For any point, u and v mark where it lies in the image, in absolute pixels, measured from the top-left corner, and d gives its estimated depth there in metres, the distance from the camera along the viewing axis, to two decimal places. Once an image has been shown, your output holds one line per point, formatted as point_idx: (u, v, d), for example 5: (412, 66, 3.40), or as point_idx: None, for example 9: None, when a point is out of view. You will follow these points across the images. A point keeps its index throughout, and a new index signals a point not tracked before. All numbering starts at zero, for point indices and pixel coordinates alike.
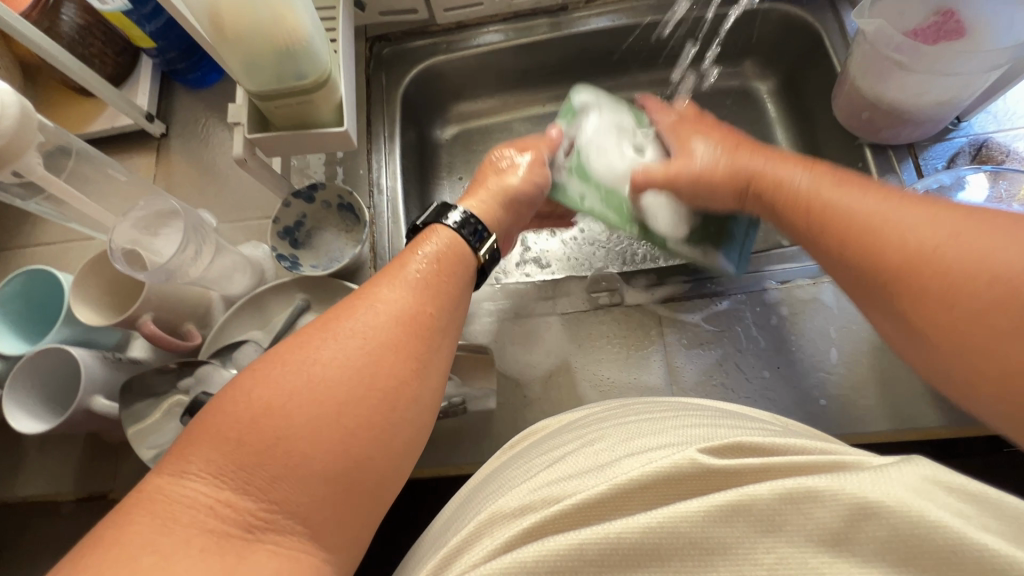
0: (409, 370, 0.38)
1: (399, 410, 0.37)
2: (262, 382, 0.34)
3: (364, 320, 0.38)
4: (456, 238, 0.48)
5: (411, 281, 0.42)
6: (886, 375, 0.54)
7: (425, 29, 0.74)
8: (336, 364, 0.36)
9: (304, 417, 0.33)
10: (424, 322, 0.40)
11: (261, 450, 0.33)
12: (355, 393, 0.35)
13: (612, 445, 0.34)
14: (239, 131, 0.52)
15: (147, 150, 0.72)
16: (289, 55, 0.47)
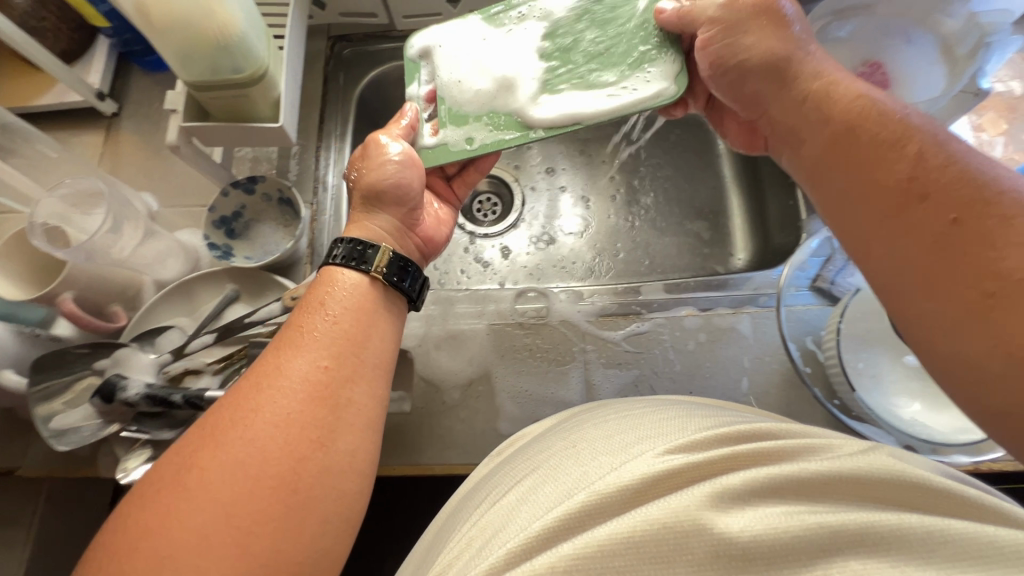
0: (311, 443, 0.36)
1: (307, 481, 0.35)
2: (180, 476, 0.34)
3: (279, 385, 0.38)
4: (362, 280, 0.45)
5: (334, 319, 0.42)
6: (793, 409, 0.55)
7: (387, 33, 0.75)
8: (246, 438, 0.35)
9: (201, 511, 0.33)
10: (343, 367, 0.40)
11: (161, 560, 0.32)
12: (250, 481, 0.34)
13: (570, 449, 0.35)
14: (173, 119, 0.53)
15: (97, 129, 0.72)
16: (223, 48, 0.47)
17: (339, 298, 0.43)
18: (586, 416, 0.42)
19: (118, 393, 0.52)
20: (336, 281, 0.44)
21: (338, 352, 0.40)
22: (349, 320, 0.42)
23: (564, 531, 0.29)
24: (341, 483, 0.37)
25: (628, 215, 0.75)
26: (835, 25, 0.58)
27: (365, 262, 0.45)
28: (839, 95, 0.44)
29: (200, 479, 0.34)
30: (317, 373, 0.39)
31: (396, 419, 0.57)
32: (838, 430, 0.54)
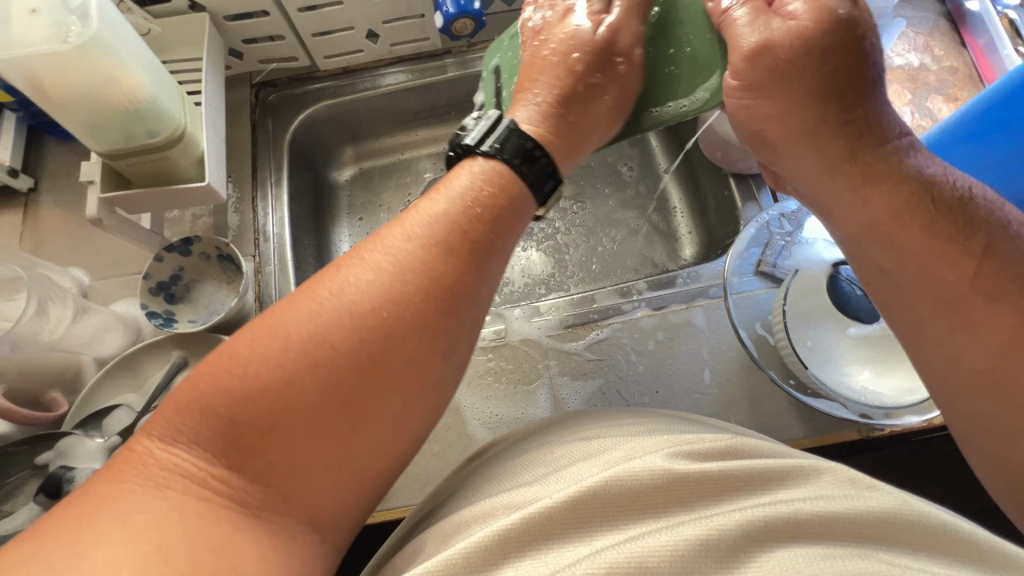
0: (418, 339, 0.36)
1: (413, 376, 0.35)
2: (279, 328, 0.34)
3: (406, 244, 0.38)
4: (494, 169, 0.43)
5: (457, 201, 0.40)
6: (754, 392, 0.57)
7: (312, 74, 0.74)
8: (351, 315, 0.35)
9: (296, 385, 0.33)
10: (472, 257, 0.39)
11: (259, 400, 0.32)
12: (363, 351, 0.34)
13: (563, 452, 0.38)
14: (92, 191, 0.51)
15: (14, 206, 0.68)
16: (134, 115, 0.46)
17: (466, 186, 0.41)
18: (571, 419, 0.44)
19: (64, 486, 0.49)
20: (470, 172, 0.42)
21: (475, 236, 0.39)
22: (488, 190, 0.41)
23: (542, 525, 0.32)
24: (443, 386, 0.38)
25: (577, 225, 0.76)
26: None
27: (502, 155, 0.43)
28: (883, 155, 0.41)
29: (289, 351, 0.33)
30: (460, 243, 0.39)
31: None
32: (798, 408, 0.56)
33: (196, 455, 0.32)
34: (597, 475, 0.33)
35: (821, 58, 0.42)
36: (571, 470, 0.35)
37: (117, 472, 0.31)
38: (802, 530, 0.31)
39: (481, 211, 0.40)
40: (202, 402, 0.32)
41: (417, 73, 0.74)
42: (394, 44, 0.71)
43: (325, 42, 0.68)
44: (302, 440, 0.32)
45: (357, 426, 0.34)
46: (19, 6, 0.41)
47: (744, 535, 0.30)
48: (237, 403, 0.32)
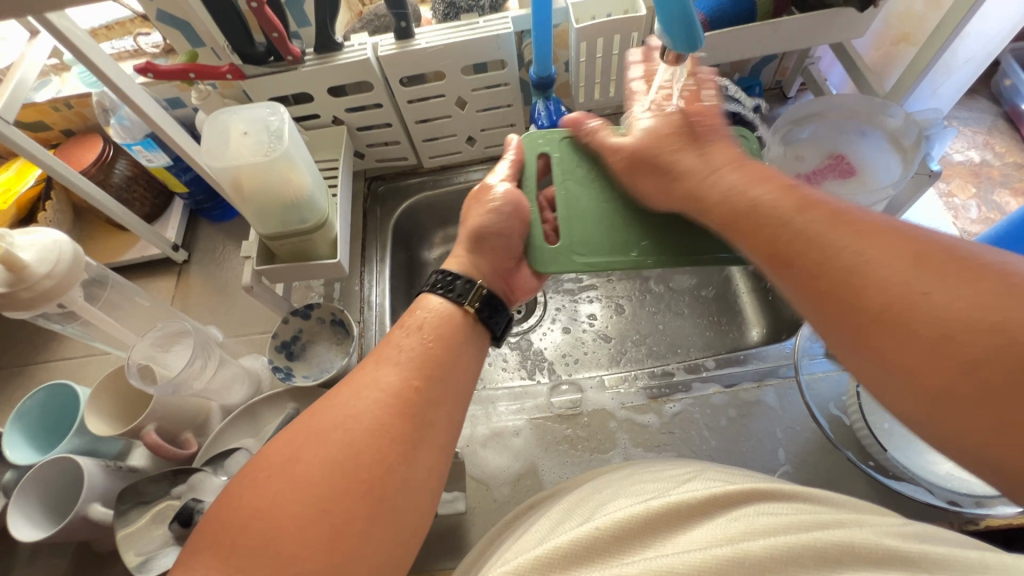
0: (398, 453, 0.42)
1: (390, 488, 0.41)
2: (295, 459, 0.40)
3: (387, 377, 0.46)
4: (449, 308, 0.54)
5: (405, 359, 0.48)
6: (832, 474, 0.57)
7: (415, 170, 0.87)
8: (348, 426, 0.42)
9: (296, 500, 0.38)
10: (410, 401, 0.45)
11: (271, 515, 0.37)
12: (348, 462, 0.40)
13: (591, 498, 0.41)
14: (248, 264, 0.62)
15: (170, 275, 0.82)
16: (292, 207, 0.57)
17: (423, 316, 0.53)
18: (619, 469, 0.46)
19: (196, 515, 0.54)
20: (428, 305, 0.54)
21: (426, 373, 0.47)
22: (438, 337, 0.51)
23: (582, 555, 0.35)
24: (421, 492, 0.43)
25: (643, 305, 0.82)
26: (795, 130, 0.68)
27: (461, 297, 0.55)
28: (744, 193, 0.47)
29: (302, 472, 0.40)
30: (407, 389, 0.46)
31: (450, 520, 0.58)
32: (880, 494, 0.55)
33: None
34: (613, 516, 0.36)
35: (671, 144, 0.54)
36: (602, 512, 0.38)
37: (188, 560, 0.37)
38: (858, 555, 0.32)
39: (433, 352, 0.49)
40: (235, 521, 0.38)
41: None
42: (488, 147, 0.83)
43: (431, 145, 0.81)
44: (295, 534, 0.37)
45: (346, 526, 0.38)
46: (236, 127, 0.54)
47: (780, 569, 0.31)
48: (237, 527, 0.37)
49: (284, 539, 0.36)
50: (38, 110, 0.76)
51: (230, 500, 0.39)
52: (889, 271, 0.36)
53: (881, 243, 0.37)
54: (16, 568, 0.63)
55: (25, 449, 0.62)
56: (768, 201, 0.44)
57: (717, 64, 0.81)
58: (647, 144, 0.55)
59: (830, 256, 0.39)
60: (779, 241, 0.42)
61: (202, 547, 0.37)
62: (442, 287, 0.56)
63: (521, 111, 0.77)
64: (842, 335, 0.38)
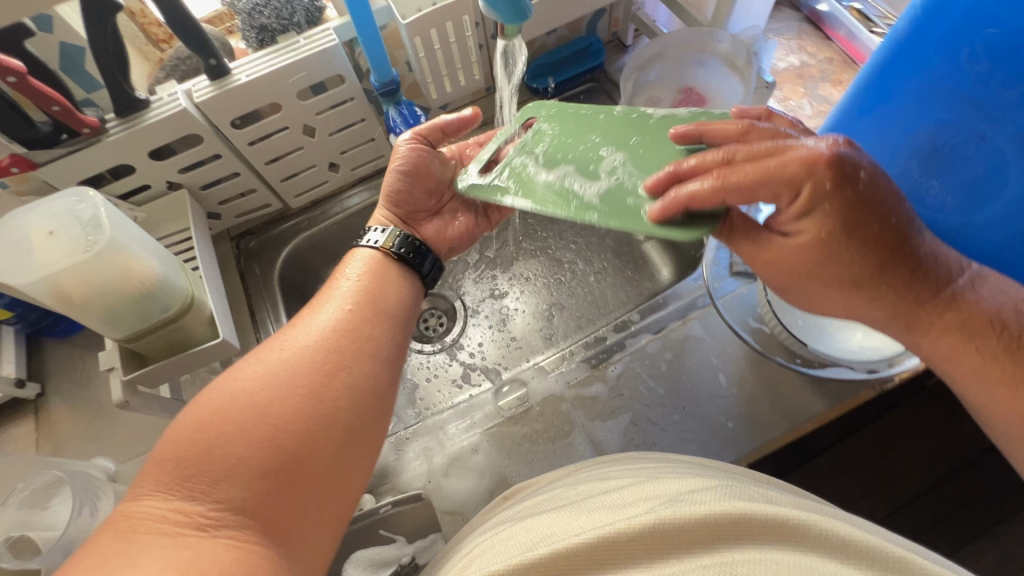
0: (338, 366, 0.45)
1: (333, 391, 0.44)
2: (231, 377, 0.43)
3: (325, 316, 0.49)
4: (377, 257, 0.55)
5: (339, 297, 0.51)
6: (770, 382, 0.61)
7: (284, 214, 0.79)
8: (286, 348, 0.45)
9: (259, 424, 0.40)
10: (350, 326, 0.48)
11: (237, 428, 0.39)
12: (290, 371, 0.44)
13: (564, 496, 0.42)
14: (114, 377, 0.53)
15: (25, 416, 0.69)
16: (145, 300, 0.48)
17: (347, 264, 0.55)
18: (602, 471, 0.46)
19: None
20: (358, 256, 0.55)
21: (361, 307, 0.50)
22: (367, 278, 0.53)
23: (585, 556, 0.35)
24: (369, 398, 0.46)
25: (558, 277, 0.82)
26: (643, 75, 0.70)
27: (385, 242, 0.56)
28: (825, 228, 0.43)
29: (249, 390, 0.41)
30: (344, 317, 0.49)
31: None
32: (813, 384, 0.60)
33: (173, 494, 0.37)
34: (625, 517, 0.36)
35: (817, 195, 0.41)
36: (601, 504, 0.39)
37: (134, 488, 0.38)
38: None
39: (367, 291, 0.52)
40: (179, 436, 0.39)
41: (379, 187, 0.80)
42: (355, 168, 0.78)
43: (293, 183, 0.73)
44: (241, 425, 0.40)
45: (289, 432, 0.41)
46: (39, 229, 0.45)
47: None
48: (189, 443, 0.39)
49: (239, 444, 0.39)
50: None
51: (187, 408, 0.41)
52: (885, 291, 0.45)
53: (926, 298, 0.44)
54: None
55: None
56: (864, 207, 0.41)
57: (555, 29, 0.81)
58: (748, 178, 0.41)
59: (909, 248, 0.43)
60: (875, 242, 0.42)
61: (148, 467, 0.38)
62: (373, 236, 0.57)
63: (377, 122, 0.72)
64: (884, 315, 0.46)
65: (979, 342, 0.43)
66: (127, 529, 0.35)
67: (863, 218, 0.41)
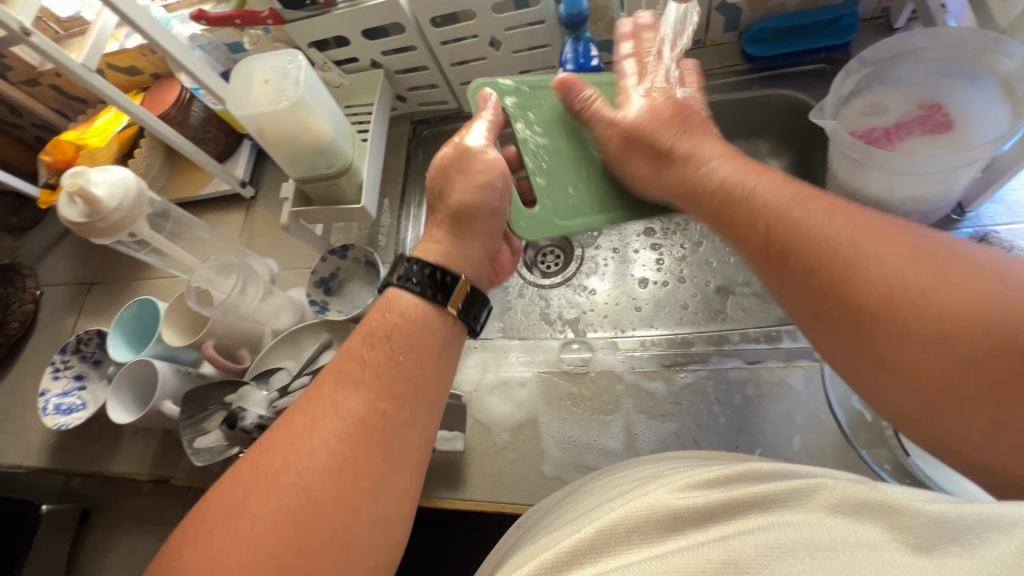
0: (358, 491, 0.39)
1: (349, 519, 0.38)
2: (235, 515, 0.37)
3: (342, 409, 0.41)
4: (419, 302, 0.47)
5: (367, 377, 0.43)
6: (851, 471, 0.52)
7: (458, 114, 0.86)
8: (302, 467, 0.38)
9: (241, 554, 0.35)
10: (376, 426, 0.41)
11: (214, 566, 0.35)
12: (292, 511, 0.37)
13: (581, 509, 0.42)
14: (286, 206, 0.67)
15: (240, 209, 0.91)
16: (315, 154, 0.59)
17: (391, 319, 0.46)
18: (633, 473, 0.45)
19: (238, 422, 0.63)
20: (398, 304, 0.47)
21: (394, 394, 0.42)
22: (411, 342, 0.45)
23: (593, 548, 0.35)
24: (389, 531, 0.40)
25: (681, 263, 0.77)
26: (880, 74, 0.57)
27: (431, 288, 0.48)
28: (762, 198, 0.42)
29: (247, 525, 0.36)
30: (370, 415, 0.41)
31: (451, 456, 0.63)
32: None
33: None
34: (622, 509, 0.36)
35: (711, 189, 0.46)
36: (616, 504, 0.38)
37: None
38: (864, 545, 0.29)
39: (399, 362, 0.44)
40: (170, 570, 0.36)
41: None
42: None
43: (471, 89, 0.78)
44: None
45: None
46: (261, 76, 0.57)
47: (778, 563, 0.29)
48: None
49: (229, 573, 0.34)
50: (129, 56, 0.85)
51: (163, 551, 0.38)
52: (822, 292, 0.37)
53: (875, 248, 0.35)
54: (123, 441, 0.79)
55: (125, 349, 0.75)
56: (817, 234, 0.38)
57: None
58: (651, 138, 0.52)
59: (805, 242, 0.38)
60: (743, 223, 0.43)
61: None
62: (420, 277, 0.48)
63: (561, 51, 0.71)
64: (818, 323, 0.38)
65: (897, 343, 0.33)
66: None
67: (739, 211, 0.43)
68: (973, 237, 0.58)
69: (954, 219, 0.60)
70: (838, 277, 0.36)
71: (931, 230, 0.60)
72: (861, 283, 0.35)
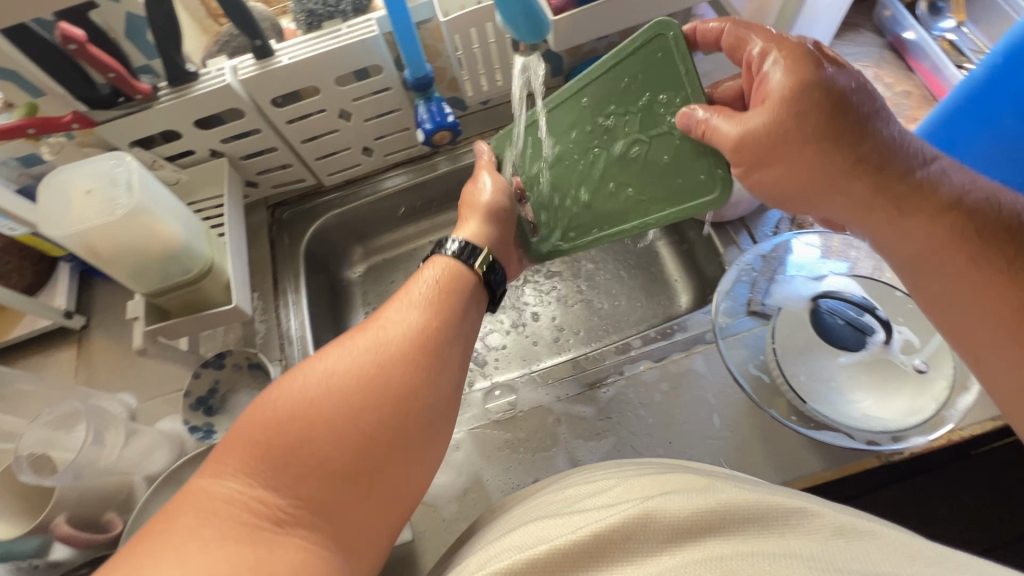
0: (414, 374, 0.46)
1: (410, 412, 0.45)
2: (317, 371, 0.44)
3: (399, 325, 0.49)
4: (452, 263, 0.56)
5: (416, 306, 0.51)
6: (766, 432, 0.58)
7: (318, 190, 0.82)
8: (369, 367, 0.45)
9: (326, 415, 0.42)
10: (430, 340, 0.49)
11: (304, 426, 0.41)
12: (367, 388, 0.44)
13: (545, 515, 0.39)
14: (137, 326, 0.57)
15: (69, 344, 0.76)
16: (168, 262, 0.52)
17: (432, 276, 0.54)
18: (584, 477, 0.44)
19: None
20: (434, 266, 0.56)
21: (444, 321, 0.50)
22: (440, 291, 0.53)
23: (580, 553, 0.34)
24: (439, 421, 0.47)
25: (571, 284, 0.82)
26: None
27: (463, 255, 0.56)
28: (891, 150, 0.45)
29: (338, 386, 0.43)
30: (418, 335, 0.48)
31: (400, 549, 0.57)
32: (811, 443, 0.57)
33: (254, 478, 0.39)
34: (615, 523, 0.35)
35: (801, 118, 0.45)
36: (602, 504, 0.38)
37: (214, 466, 0.40)
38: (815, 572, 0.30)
39: (441, 296, 0.52)
40: (257, 425, 0.41)
41: (415, 172, 0.81)
42: (388, 154, 0.79)
43: (328, 162, 0.76)
44: (328, 450, 0.41)
45: (353, 476, 0.41)
46: (80, 187, 0.49)
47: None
48: (270, 432, 0.41)
49: (316, 440, 0.41)
50: None
51: (254, 406, 0.43)
52: (949, 250, 0.43)
53: (948, 232, 0.43)
54: None
55: None
56: (895, 181, 0.45)
57: (606, 35, 0.80)
58: (804, 158, 0.46)
59: (930, 216, 0.44)
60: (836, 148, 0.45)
61: (228, 446, 0.41)
62: (457, 251, 0.56)
63: (413, 113, 0.73)
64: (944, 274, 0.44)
65: (972, 277, 0.42)
66: (209, 508, 0.38)
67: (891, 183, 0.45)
68: None
69: None
70: (922, 253, 0.45)
71: (757, 212, 0.71)
72: (923, 235, 0.44)
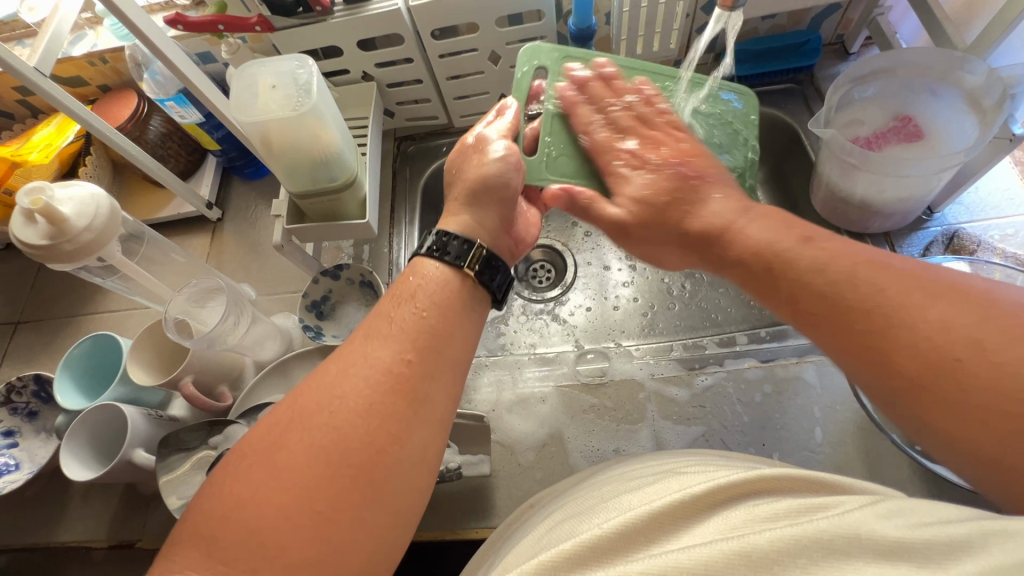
0: (386, 435, 0.38)
1: (381, 470, 0.37)
2: (276, 429, 0.38)
3: (377, 358, 0.41)
4: (446, 273, 0.48)
5: (399, 330, 0.43)
6: (872, 458, 0.55)
7: (445, 130, 0.84)
8: (336, 407, 0.38)
9: (282, 487, 0.35)
10: (402, 378, 0.40)
11: (258, 507, 0.34)
12: (326, 446, 0.36)
13: (582, 508, 0.38)
14: (279, 222, 0.62)
15: (205, 232, 0.83)
16: (322, 165, 0.55)
17: (420, 288, 0.47)
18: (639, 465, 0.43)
19: None
20: (424, 273, 0.48)
21: (421, 346, 0.42)
22: (433, 309, 0.45)
23: (614, 542, 0.33)
24: (414, 478, 0.39)
25: (675, 269, 0.80)
26: (857, 89, 0.62)
27: (460, 260, 0.49)
28: (813, 259, 0.39)
29: (284, 459, 0.36)
30: (399, 367, 0.41)
31: (475, 481, 0.59)
32: (924, 479, 0.53)
33: (208, 572, 0.33)
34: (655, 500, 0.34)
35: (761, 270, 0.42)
36: (639, 498, 0.36)
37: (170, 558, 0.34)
38: (867, 542, 0.28)
39: (426, 318, 0.44)
40: (210, 513, 0.35)
41: None
42: None
43: (464, 103, 0.77)
44: (286, 532, 0.34)
45: (323, 524, 0.35)
46: (266, 81, 0.53)
47: (792, 565, 0.28)
48: (220, 518, 0.35)
49: (267, 505, 0.34)
50: (75, 65, 0.76)
51: (205, 488, 0.37)
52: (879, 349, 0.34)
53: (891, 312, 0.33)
54: (71, 504, 0.67)
55: (76, 395, 0.64)
56: (813, 283, 0.38)
57: (774, 15, 0.74)
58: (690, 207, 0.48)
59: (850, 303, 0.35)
60: (734, 257, 0.45)
61: (187, 532, 0.35)
62: (434, 248, 0.49)
63: None
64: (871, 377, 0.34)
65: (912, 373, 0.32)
66: None
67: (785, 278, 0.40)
68: (944, 234, 0.65)
69: (925, 219, 0.66)
70: (886, 344, 0.33)
71: (907, 229, 0.66)
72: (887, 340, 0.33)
